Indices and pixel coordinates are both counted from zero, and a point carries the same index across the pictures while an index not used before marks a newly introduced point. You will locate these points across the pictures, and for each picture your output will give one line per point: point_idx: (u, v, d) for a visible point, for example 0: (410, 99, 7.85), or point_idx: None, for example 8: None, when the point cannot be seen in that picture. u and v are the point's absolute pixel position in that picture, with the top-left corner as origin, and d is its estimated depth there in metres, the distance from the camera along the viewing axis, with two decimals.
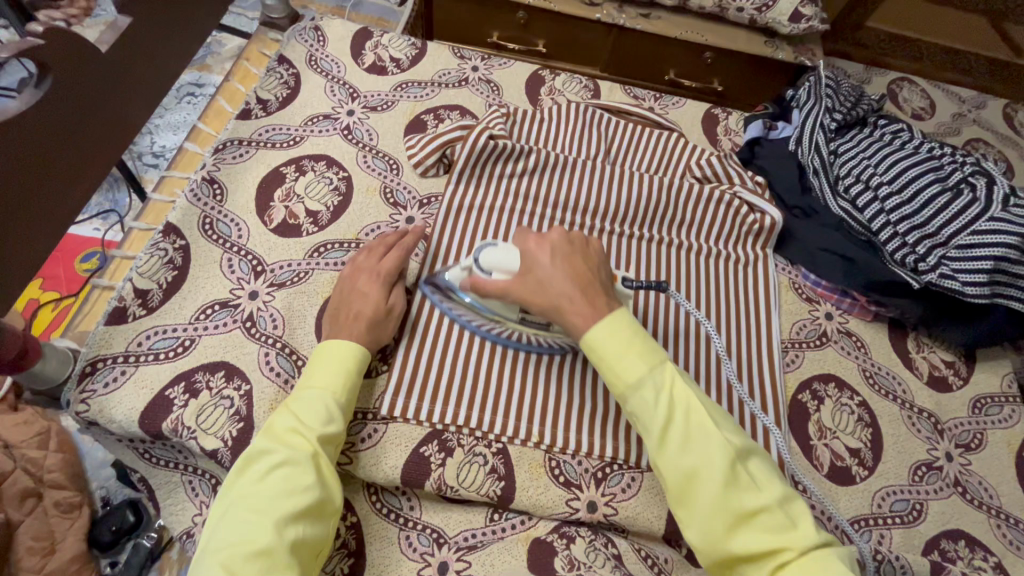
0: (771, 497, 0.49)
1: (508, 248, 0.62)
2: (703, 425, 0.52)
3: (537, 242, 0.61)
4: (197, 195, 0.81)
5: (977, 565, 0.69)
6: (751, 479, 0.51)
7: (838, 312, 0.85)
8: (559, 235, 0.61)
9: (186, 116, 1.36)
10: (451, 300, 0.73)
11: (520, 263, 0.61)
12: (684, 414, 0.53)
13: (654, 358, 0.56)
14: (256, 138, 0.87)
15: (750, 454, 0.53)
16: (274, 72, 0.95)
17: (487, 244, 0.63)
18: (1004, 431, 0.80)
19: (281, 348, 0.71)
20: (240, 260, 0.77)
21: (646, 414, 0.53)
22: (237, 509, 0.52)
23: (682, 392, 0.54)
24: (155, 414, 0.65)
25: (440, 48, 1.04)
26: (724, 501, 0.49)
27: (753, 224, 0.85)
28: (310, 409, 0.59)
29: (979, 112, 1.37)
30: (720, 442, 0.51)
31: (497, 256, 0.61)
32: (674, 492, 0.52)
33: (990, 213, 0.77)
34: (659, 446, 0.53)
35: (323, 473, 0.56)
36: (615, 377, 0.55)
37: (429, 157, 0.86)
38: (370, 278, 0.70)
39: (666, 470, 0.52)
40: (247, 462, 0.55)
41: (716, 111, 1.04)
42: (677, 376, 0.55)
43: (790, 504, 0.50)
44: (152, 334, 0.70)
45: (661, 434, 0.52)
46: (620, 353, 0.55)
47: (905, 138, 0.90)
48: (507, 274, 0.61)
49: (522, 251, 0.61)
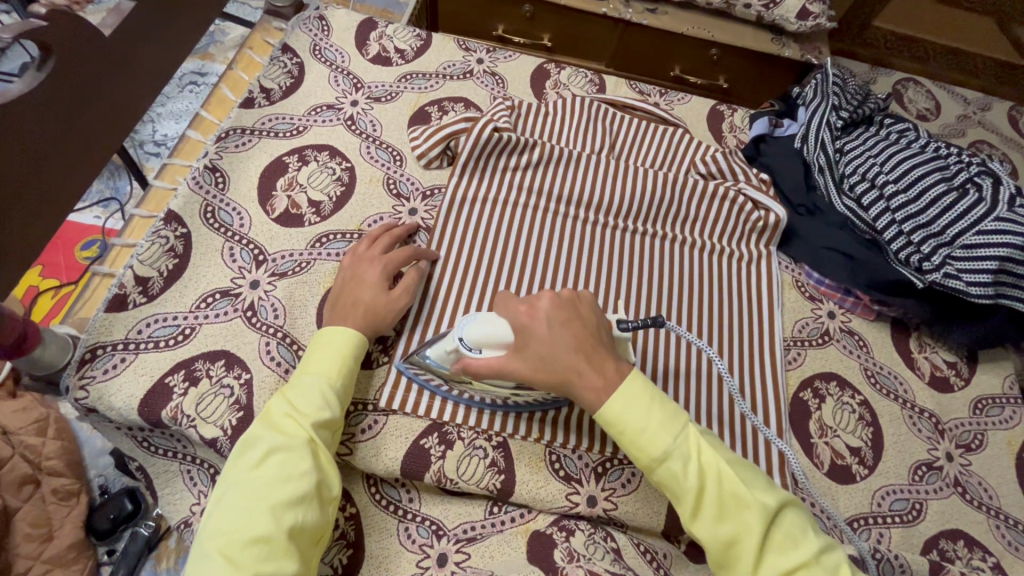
0: (808, 553, 0.49)
1: (492, 322, 0.58)
2: (736, 491, 0.51)
3: (528, 312, 0.58)
4: (198, 182, 0.80)
5: (975, 564, 0.69)
6: (787, 536, 0.50)
7: (840, 310, 0.85)
8: (549, 303, 0.58)
9: (188, 105, 1.35)
10: (420, 366, 0.68)
11: (513, 336, 0.57)
12: (715, 482, 0.51)
13: (676, 423, 0.54)
14: (259, 128, 0.87)
15: (782, 508, 0.51)
16: (278, 61, 0.94)
17: (469, 319, 0.60)
18: (1005, 432, 0.80)
19: (282, 338, 0.71)
20: (241, 250, 0.76)
21: (677, 487, 0.52)
22: (232, 496, 0.51)
23: (709, 456, 0.53)
24: (154, 402, 0.65)
25: (445, 39, 1.03)
26: (765, 568, 0.49)
27: (757, 221, 0.85)
28: (305, 397, 0.58)
29: (984, 114, 1.37)
30: (754, 507, 0.50)
31: (483, 331, 0.57)
32: (715, 559, 0.51)
33: (996, 213, 0.76)
34: (693, 517, 0.52)
35: (319, 459, 0.56)
36: (640, 451, 0.53)
37: (432, 149, 0.86)
38: (371, 264, 0.70)
39: (704, 540, 0.51)
40: (242, 447, 0.55)
41: (722, 108, 1.03)
42: (701, 438, 0.54)
43: (827, 554, 0.49)
44: (152, 322, 0.69)
45: (693, 507, 0.51)
46: (642, 425, 0.53)
47: (911, 137, 0.89)
48: (501, 348, 0.58)
49: (512, 322, 0.58)
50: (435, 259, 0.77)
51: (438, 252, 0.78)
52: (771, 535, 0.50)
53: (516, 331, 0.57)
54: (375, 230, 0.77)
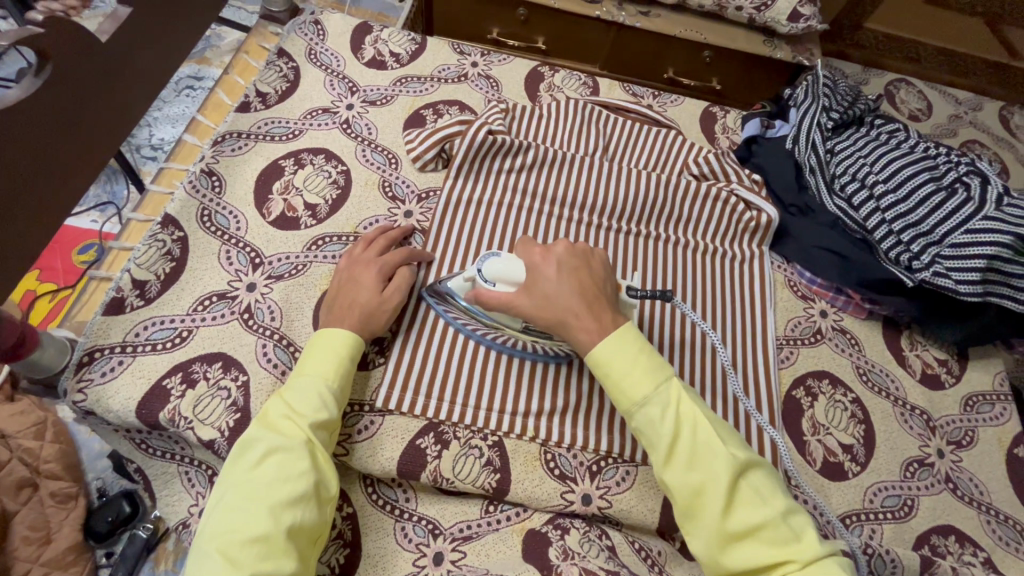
0: (774, 511, 0.49)
1: (511, 259, 0.62)
2: (710, 441, 0.52)
3: (542, 255, 0.62)
4: (195, 186, 0.81)
5: (967, 560, 0.70)
6: (756, 493, 0.51)
7: (832, 309, 0.86)
8: (564, 248, 0.62)
9: (185, 109, 1.36)
10: (448, 302, 0.73)
11: (525, 275, 0.61)
12: (690, 431, 0.53)
13: (660, 375, 0.55)
14: (255, 131, 0.87)
15: (753, 467, 0.52)
16: (273, 65, 0.95)
17: (489, 255, 0.64)
18: (995, 428, 0.81)
19: (278, 340, 0.71)
20: (238, 252, 0.77)
21: (653, 431, 0.53)
22: (230, 495, 0.52)
23: (688, 408, 0.54)
24: (152, 405, 0.65)
25: (440, 43, 1.04)
26: (730, 517, 0.50)
27: (749, 221, 0.86)
28: (302, 397, 0.59)
29: (975, 114, 1.39)
30: (726, 459, 0.51)
31: (499, 266, 0.62)
32: (682, 506, 0.52)
33: (984, 212, 0.77)
34: (666, 462, 0.53)
35: (317, 460, 0.57)
36: (622, 394, 0.55)
37: (427, 152, 0.87)
38: (366, 267, 0.71)
39: (673, 486, 0.52)
40: (239, 449, 0.55)
41: (714, 109, 1.04)
42: (683, 391, 0.55)
43: (794, 517, 0.50)
44: (150, 325, 0.70)
45: (667, 451, 0.52)
46: (628, 370, 0.55)
47: (901, 138, 0.90)
48: (512, 285, 0.62)
49: (527, 262, 0.62)
50: (430, 260, 0.78)
51: (433, 254, 0.79)
52: (740, 488, 0.51)
53: (528, 271, 0.61)
54: (370, 233, 0.78)
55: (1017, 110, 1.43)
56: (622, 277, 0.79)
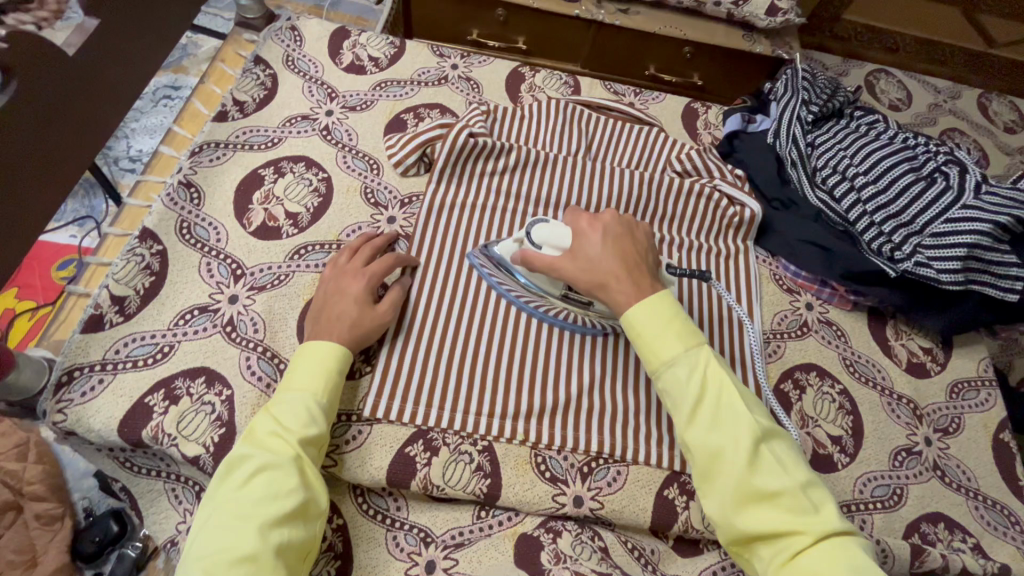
0: (794, 480, 0.51)
1: (558, 224, 0.65)
2: (735, 405, 0.54)
3: (589, 223, 0.65)
4: (173, 199, 0.80)
5: (956, 546, 0.71)
6: (778, 462, 0.52)
7: (817, 301, 0.86)
8: (611, 218, 0.65)
9: (162, 120, 1.34)
10: (503, 275, 0.75)
11: (570, 241, 0.64)
12: (716, 393, 0.55)
13: (691, 339, 0.58)
14: (233, 141, 0.86)
15: (775, 438, 0.54)
16: (250, 72, 0.94)
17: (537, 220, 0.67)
18: (982, 415, 0.82)
19: (262, 352, 0.70)
20: (219, 264, 0.76)
21: (679, 390, 0.56)
22: (219, 516, 0.51)
23: (715, 372, 0.56)
24: (135, 422, 0.64)
25: (418, 45, 1.03)
26: (748, 479, 0.51)
27: (733, 216, 0.86)
28: (291, 413, 0.59)
29: (955, 102, 1.40)
30: (749, 423, 0.53)
31: (546, 231, 0.65)
32: (700, 466, 0.54)
33: (963, 201, 0.78)
34: (689, 421, 0.55)
35: (306, 476, 0.56)
36: (652, 353, 0.58)
37: (408, 156, 0.86)
38: (354, 278, 0.70)
39: (694, 445, 0.54)
40: (227, 468, 0.55)
41: (696, 105, 1.04)
42: (712, 356, 0.57)
43: (813, 490, 0.52)
44: (130, 341, 0.69)
45: (692, 410, 0.55)
46: (659, 332, 0.58)
47: (881, 129, 0.91)
48: (558, 249, 0.65)
49: (573, 228, 0.65)
50: (415, 265, 0.77)
51: (418, 258, 0.78)
52: (762, 454, 0.52)
53: (573, 236, 0.64)
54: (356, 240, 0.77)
55: (996, 97, 1.45)
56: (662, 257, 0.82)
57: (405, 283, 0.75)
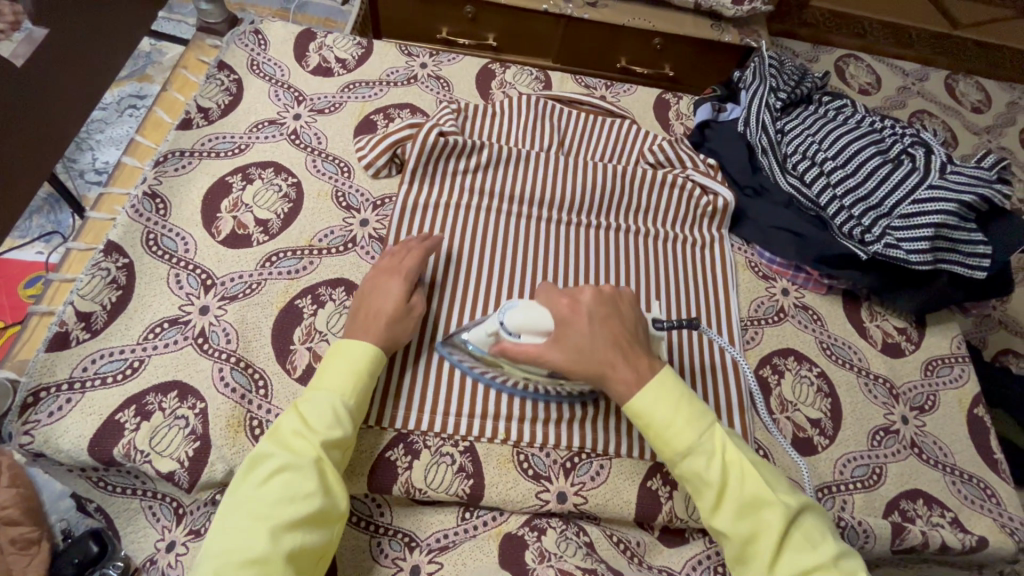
0: (825, 556, 0.52)
1: (534, 309, 0.60)
2: (759, 489, 0.55)
3: (571, 305, 0.62)
4: (138, 210, 0.78)
5: (935, 521, 0.72)
6: (806, 539, 0.53)
7: (794, 287, 0.86)
8: (591, 297, 0.62)
9: (127, 131, 1.31)
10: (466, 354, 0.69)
11: (553, 325, 0.60)
12: (738, 479, 0.56)
13: (701, 422, 0.59)
14: (199, 149, 0.85)
15: (802, 511, 0.55)
16: (214, 78, 0.92)
17: (510, 304, 0.61)
18: (956, 391, 0.83)
19: (235, 362, 0.69)
20: (188, 275, 0.74)
21: (700, 480, 0.57)
22: (237, 513, 0.53)
23: (733, 455, 0.57)
24: (105, 440, 0.63)
25: (386, 45, 1.02)
26: (782, 565, 0.53)
27: (706, 205, 0.86)
28: (316, 413, 0.59)
29: (923, 84, 1.42)
30: (773, 505, 0.54)
31: (523, 317, 0.59)
32: (733, 552, 0.55)
33: (929, 181, 0.80)
34: (714, 510, 0.56)
35: (326, 481, 0.56)
36: (666, 445, 0.59)
37: (379, 158, 0.85)
38: (391, 277, 0.70)
39: (726, 535, 0.55)
40: (250, 465, 0.56)
41: (667, 96, 1.04)
42: (726, 438, 0.58)
43: (844, 560, 0.53)
44: (98, 358, 0.67)
45: (715, 498, 0.56)
46: (669, 422, 0.58)
47: (848, 113, 0.92)
48: (539, 335, 0.60)
49: (555, 313, 0.61)
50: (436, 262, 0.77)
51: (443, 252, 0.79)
52: (790, 536, 0.54)
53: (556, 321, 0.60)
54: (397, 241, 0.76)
55: (962, 77, 1.47)
56: (646, 308, 0.77)
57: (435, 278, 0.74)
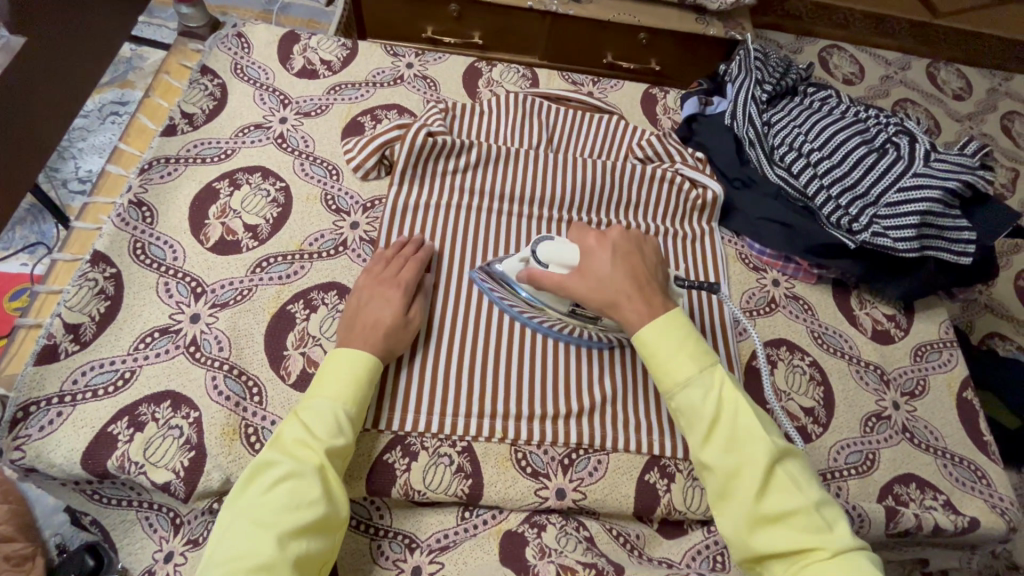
0: (808, 499, 0.52)
1: (563, 244, 0.65)
2: (752, 427, 0.55)
3: (598, 240, 0.64)
4: (124, 218, 0.77)
5: (928, 504, 0.73)
6: (791, 480, 0.53)
7: (784, 277, 0.87)
8: (618, 235, 0.64)
9: (110, 137, 1.29)
10: (505, 292, 0.74)
11: (578, 259, 0.64)
12: (732, 414, 0.56)
13: (704, 359, 0.59)
14: (184, 155, 0.84)
15: (789, 456, 0.55)
16: (198, 83, 0.91)
17: (542, 239, 0.67)
18: (945, 375, 0.84)
19: (228, 370, 0.68)
20: (177, 283, 0.74)
21: (694, 411, 0.57)
22: (240, 522, 0.52)
23: (729, 392, 0.57)
24: (98, 453, 0.62)
25: (371, 46, 1.01)
26: (764, 500, 0.53)
27: (696, 199, 0.87)
28: (319, 420, 0.59)
29: (905, 73, 1.44)
30: (764, 446, 0.54)
31: (555, 249, 0.64)
32: (716, 486, 0.55)
33: (914, 169, 0.81)
34: (704, 441, 0.56)
35: (329, 488, 0.56)
36: (666, 374, 0.58)
37: (367, 160, 0.84)
38: (388, 287, 0.70)
39: (712, 467, 0.55)
40: (253, 472, 0.56)
41: (654, 91, 1.05)
42: (726, 377, 0.58)
43: (826, 508, 0.53)
44: (89, 370, 0.66)
45: (707, 430, 0.56)
46: (671, 353, 0.59)
47: (833, 104, 0.93)
48: (565, 267, 0.64)
49: (580, 246, 0.64)
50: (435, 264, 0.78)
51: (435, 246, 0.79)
52: (776, 475, 0.54)
53: (582, 254, 0.64)
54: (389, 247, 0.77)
55: (943, 65, 1.49)
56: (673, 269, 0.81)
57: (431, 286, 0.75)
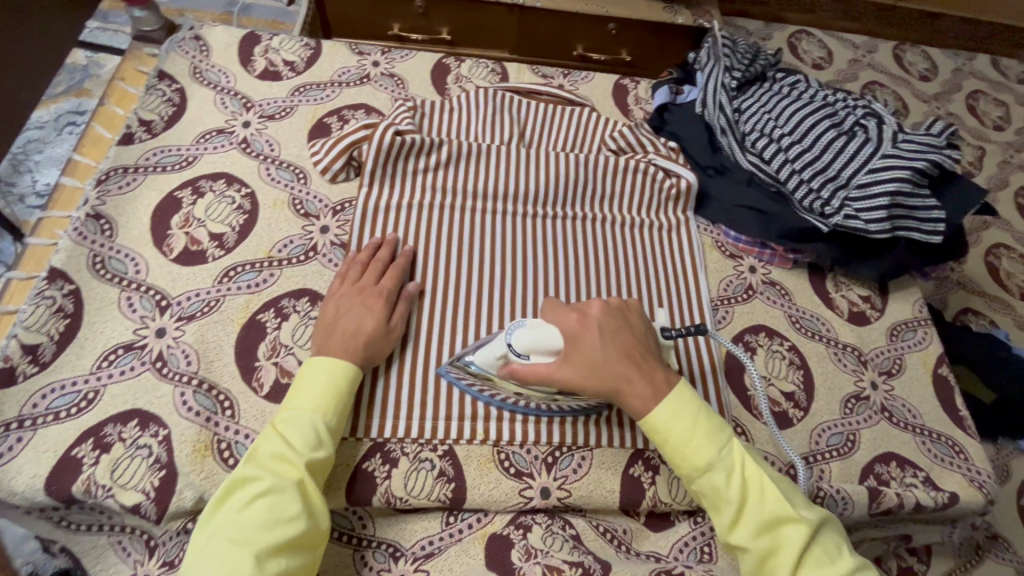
0: (844, 571, 0.53)
1: (541, 328, 0.60)
2: (779, 507, 0.55)
3: (580, 321, 0.62)
4: (81, 233, 0.74)
5: (909, 482, 0.74)
6: (824, 553, 0.54)
7: (760, 264, 0.87)
8: (599, 311, 0.63)
9: (68, 149, 1.25)
10: (470, 375, 0.67)
11: (563, 343, 0.60)
12: (757, 496, 0.56)
13: (719, 437, 0.59)
14: (143, 164, 0.81)
15: (821, 526, 0.56)
16: (155, 89, 0.88)
17: (517, 324, 0.61)
18: (920, 353, 0.85)
19: (198, 385, 0.66)
20: (141, 297, 0.71)
21: (717, 496, 0.57)
22: (217, 540, 0.51)
23: (751, 471, 0.58)
24: (62, 478, 0.60)
25: (335, 45, 0.99)
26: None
27: (670, 188, 0.87)
28: (298, 433, 0.58)
29: (873, 56, 1.45)
30: (796, 522, 0.55)
31: (534, 337, 0.59)
32: (753, 569, 0.56)
33: (882, 151, 0.81)
34: (733, 525, 0.57)
35: (309, 502, 0.55)
36: (685, 460, 0.59)
37: (335, 161, 0.83)
38: (367, 296, 0.69)
39: (746, 551, 0.56)
40: (229, 491, 0.54)
41: (625, 81, 1.04)
42: (744, 453, 0.59)
43: (861, 574, 0.54)
44: (50, 392, 0.64)
45: (734, 515, 0.56)
46: (688, 436, 0.59)
47: (802, 89, 0.93)
48: (549, 355, 0.60)
49: (562, 331, 0.60)
50: (414, 266, 0.76)
51: (413, 247, 0.78)
52: (810, 550, 0.54)
53: (565, 340, 0.60)
54: (362, 249, 0.75)
55: (908, 47, 1.51)
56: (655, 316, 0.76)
57: (413, 292, 0.72)
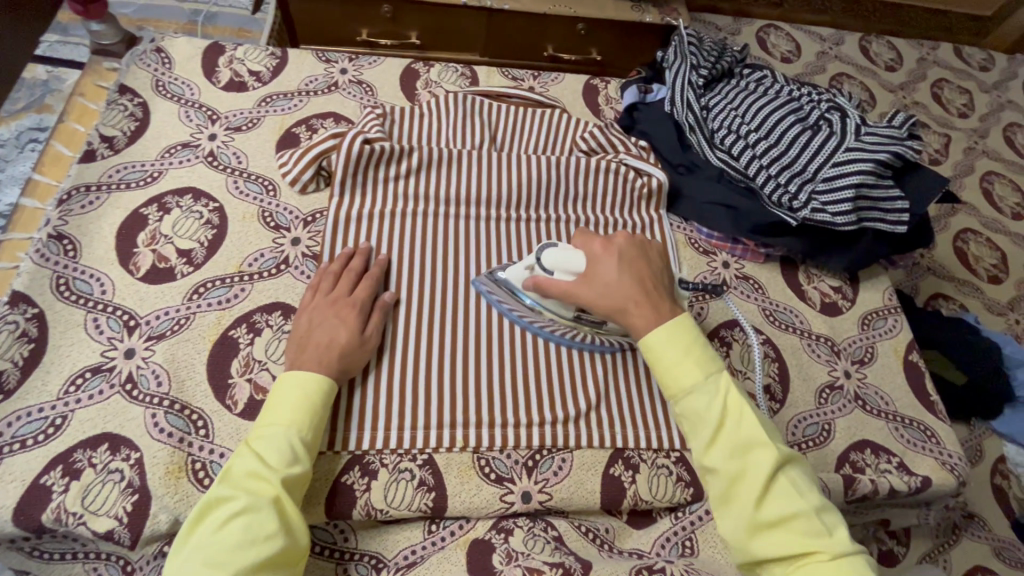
0: (808, 504, 0.53)
1: (569, 249, 0.67)
2: (754, 431, 0.56)
3: (604, 246, 0.65)
4: (44, 254, 0.72)
5: (883, 468, 0.75)
6: (793, 487, 0.55)
7: (733, 259, 0.88)
8: (624, 240, 0.65)
9: (29, 166, 1.21)
10: (514, 301, 0.74)
11: (585, 265, 0.65)
12: (736, 420, 0.57)
13: (711, 367, 0.59)
14: (107, 181, 0.79)
15: (791, 461, 0.57)
16: (116, 104, 0.86)
17: (547, 245, 0.69)
18: (891, 340, 0.87)
19: (169, 406, 0.65)
20: (108, 319, 0.70)
21: (697, 416, 0.58)
22: (191, 563, 0.50)
23: (735, 398, 0.58)
24: (31, 508, 0.58)
25: (301, 53, 0.97)
26: (766, 504, 0.54)
27: (641, 188, 0.87)
28: (273, 449, 0.57)
29: (839, 48, 1.48)
30: (769, 451, 0.55)
31: (560, 256, 0.66)
32: (720, 490, 0.56)
33: (846, 144, 0.83)
34: (709, 446, 0.57)
35: (286, 519, 0.54)
36: (671, 380, 0.59)
37: (304, 172, 0.82)
38: (340, 307, 0.68)
39: (715, 471, 0.56)
40: (203, 511, 0.53)
41: (595, 82, 1.04)
42: (732, 383, 0.59)
43: (826, 513, 0.54)
44: (15, 420, 0.62)
45: (712, 435, 0.57)
46: (677, 360, 0.59)
47: (768, 84, 0.94)
48: (570, 274, 0.66)
49: (587, 253, 0.66)
50: (388, 275, 0.76)
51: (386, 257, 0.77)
52: (779, 481, 0.55)
53: (588, 261, 0.65)
54: (334, 260, 0.75)
55: (874, 38, 1.54)
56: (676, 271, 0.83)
57: (389, 300, 0.72)
